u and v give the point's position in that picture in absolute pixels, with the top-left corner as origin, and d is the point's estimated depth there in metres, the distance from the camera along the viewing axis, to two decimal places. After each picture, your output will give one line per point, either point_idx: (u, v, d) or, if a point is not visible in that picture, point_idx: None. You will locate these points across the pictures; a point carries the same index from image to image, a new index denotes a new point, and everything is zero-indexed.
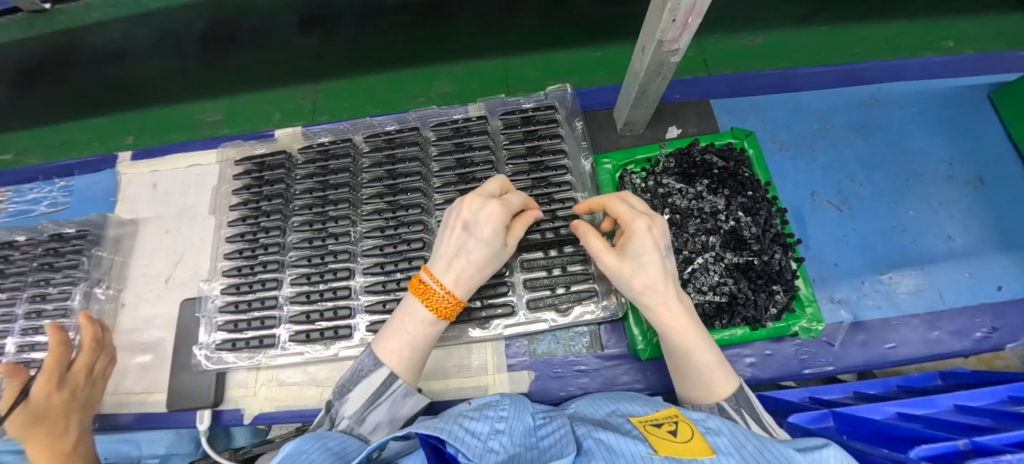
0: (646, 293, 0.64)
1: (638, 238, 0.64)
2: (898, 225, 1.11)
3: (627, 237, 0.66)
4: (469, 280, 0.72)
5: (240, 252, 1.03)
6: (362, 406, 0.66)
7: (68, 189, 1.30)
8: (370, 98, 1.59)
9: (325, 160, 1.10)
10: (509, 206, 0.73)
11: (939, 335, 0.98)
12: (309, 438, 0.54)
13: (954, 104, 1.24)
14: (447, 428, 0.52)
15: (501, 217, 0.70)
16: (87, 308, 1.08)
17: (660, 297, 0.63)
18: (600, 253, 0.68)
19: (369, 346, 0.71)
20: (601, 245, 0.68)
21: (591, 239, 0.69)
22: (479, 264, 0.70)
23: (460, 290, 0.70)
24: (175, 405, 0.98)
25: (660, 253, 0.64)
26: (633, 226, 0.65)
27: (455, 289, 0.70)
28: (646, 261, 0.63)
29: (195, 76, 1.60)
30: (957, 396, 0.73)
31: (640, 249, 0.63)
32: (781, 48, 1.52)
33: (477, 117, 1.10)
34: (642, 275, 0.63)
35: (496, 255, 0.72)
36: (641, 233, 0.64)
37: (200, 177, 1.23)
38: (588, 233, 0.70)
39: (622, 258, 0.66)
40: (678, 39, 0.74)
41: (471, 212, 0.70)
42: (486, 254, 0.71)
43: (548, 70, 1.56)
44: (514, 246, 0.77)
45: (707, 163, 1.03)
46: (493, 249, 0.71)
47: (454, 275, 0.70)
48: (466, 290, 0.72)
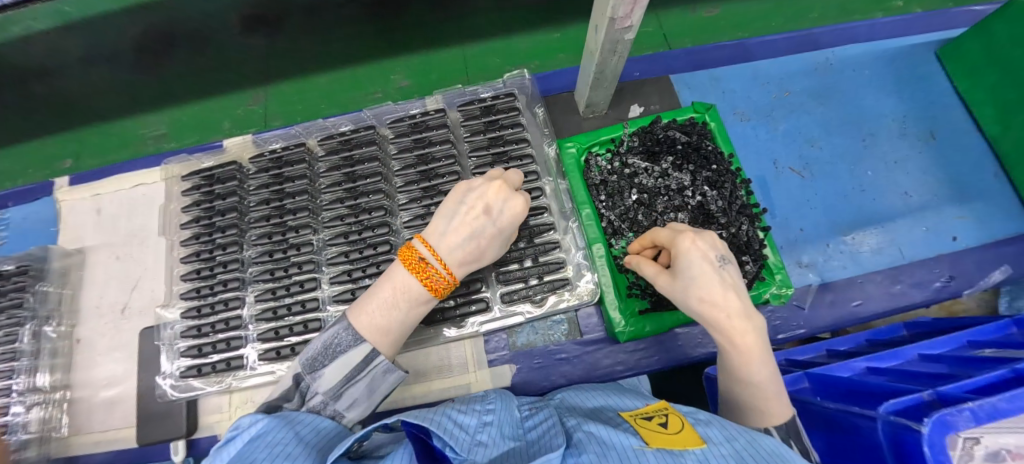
0: (705, 311, 0.58)
1: (686, 253, 0.62)
2: (858, 186, 1.14)
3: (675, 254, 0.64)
4: (467, 265, 0.74)
5: (198, 273, 0.98)
6: (339, 382, 0.63)
7: (3, 222, 1.21)
8: (325, 99, 1.50)
9: (278, 168, 1.04)
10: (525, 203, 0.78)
11: (901, 289, 1.02)
12: (279, 425, 0.49)
13: (903, 62, 1.27)
14: (435, 419, 0.51)
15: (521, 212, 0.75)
16: (37, 349, 1.01)
17: (719, 312, 0.57)
18: (655, 276, 0.70)
19: (347, 319, 0.67)
20: (653, 267, 0.70)
21: (645, 265, 0.71)
22: (482, 251, 0.73)
23: (457, 273, 0.72)
24: (145, 439, 0.93)
25: (713, 266, 0.59)
26: (679, 241, 0.63)
27: (456, 273, 0.72)
28: (698, 275, 0.59)
29: (133, 90, 1.49)
30: (922, 345, 0.76)
31: (689, 263, 0.61)
32: (738, 19, 1.52)
33: (435, 110, 1.06)
34: (695, 291, 0.59)
35: (497, 247, 0.76)
36: (687, 246, 0.62)
37: (147, 197, 1.16)
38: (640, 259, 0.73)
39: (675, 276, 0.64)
40: (629, 15, 0.72)
41: (499, 200, 0.72)
42: (492, 246, 0.75)
43: (508, 56, 1.52)
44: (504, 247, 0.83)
45: (670, 138, 1.02)
46: (500, 239, 0.75)
47: (458, 259, 0.71)
48: (462, 273, 0.74)
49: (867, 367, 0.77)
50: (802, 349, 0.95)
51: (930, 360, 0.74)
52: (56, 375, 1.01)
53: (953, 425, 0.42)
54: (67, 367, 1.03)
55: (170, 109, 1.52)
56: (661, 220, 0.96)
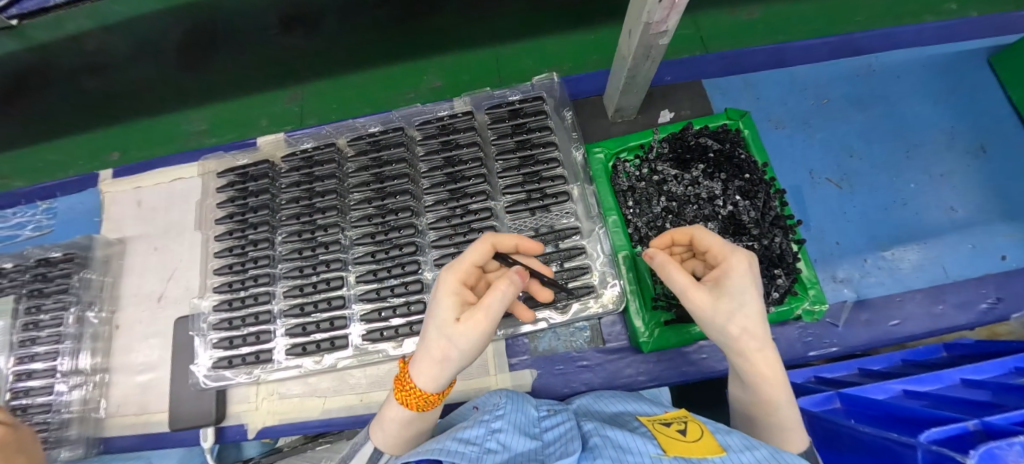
0: (740, 342, 0.54)
1: (739, 274, 0.56)
2: (899, 199, 1.09)
3: (724, 273, 0.57)
4: (426, 364, 0.53)
5: (230, 267, 1.01)
6: None
7: (52, 211, 1.27)
8: (359, 98, 1.52)
9: (309, 167, 1.07)
10: (456, 270, 0.59)
11: (943, 309, 0.97)
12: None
13: (953, 71, 1.21)
14: (439, 447, 0.50)
15: (444, 280, 0.58)
16: (81, 333, 1.06)
17: (758, 344, 0.53)
18: (685, 288, 0.57)
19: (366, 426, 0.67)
20: (687, 278, 0.57)
21: (673, 272, 0.59)
22: (426, 343, 0.55)
23: (416, 372, 0.55)
24: (177, 425, 0.97)
25: (760, 296, 0.55)
26: (734, 260, 0.57)
27: (415, 374, 0.55)
28: (749, 302, 0.54)
29: (174, 86, 1.55)
30: (966, 370, 0.71)
31: (744, 288, 0.55)
32: (776, 22, 1.47)
33: (463, 113, 1.06)
34: (741, 319, 0.54)
35: (438, 333, 0.53)
36: (743, 270, 0.56)
37: (185, 190, 1.20)
38: (667, 265, 0.59)
39: (719, 296, 0.55)
40: (666, 20, 0.70)
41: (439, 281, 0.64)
42: (432, 335, 0.54)
43: (540, 57, 1.50)
44: (483, 323, 0.52)
45: (701, 146, 1.00)
46: (437, 323, 0.54)
47: (414, 356, 0.56)
48: (428, 379, 0.54)
49: (903, 390, 0.73)
50: (832, 366, 0.91)
51: (973, 386, 0.70)
52: (96, 358, 1.06)
53: (1000, 458, 0.38)
54: (107, 351, 1.08)
55: (213, 104, 1.55)
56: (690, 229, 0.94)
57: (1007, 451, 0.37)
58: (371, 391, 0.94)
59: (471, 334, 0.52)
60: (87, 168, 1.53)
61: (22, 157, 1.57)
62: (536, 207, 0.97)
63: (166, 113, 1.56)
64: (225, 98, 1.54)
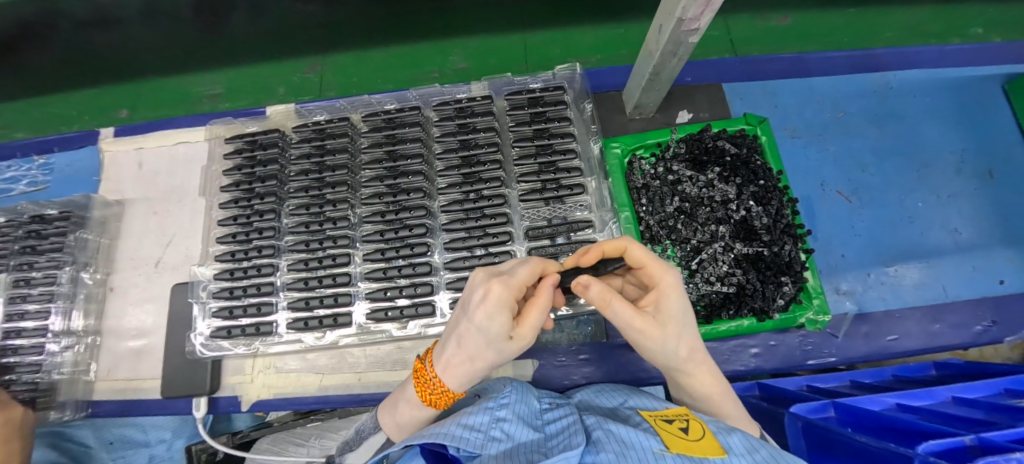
0: (689, 362, 0.54)
1: (677, 294, 0.51)
2: (905, 217, 1.10)
3: (662, 296, 0.52)
4: (462, 366, 0.56)
5: (234, 236, 0.99)
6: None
7: (48, 167, 1.23)
8: (381, 73, 1.51)
9: (321, 139, 1.05)
10: (511, 283, 0.53)
11: (941, 328, 0.99)
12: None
13: (967, 94, 1.22)
14: (444, 430, 0.50)
15: (498, 299, 0.51)
16: (73, 294, 1.03)
17: (700, 358, 0.55)
18: (627, 320, 0.51)
19: (377, 412, 0.71)
20: (629, 308, 0.51)
21: (615, 304, 0.52)
22: (470, 352, 0.55)
23: (450, 375, 0.57)
24: (168, 392, 0.96)
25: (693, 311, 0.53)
26: (666, 279, 0.52)
27: (445, 377, 0.58)
28: (688, 322, 0.52)
29: (181, 48, 1.52)
30: (957, 388, 0.73)
31: (683, 308, 0.51)
32: (799, 32, 1.47)
33: (481, 96, 1.04)
34: (685, 337, 0.52)
35: (487, 349, 0.54)
36: (681, 286, 0.52)
37: (189, 155, 1.17)
38: (608, 296, 0.52)
39: (664, 323, 0.51)
40: (699, 17, 0.69)
41: (471, 285, 0.55)
42: (476, 346, 0.54)
43: (568, 47, 1.49)
44: (526, 337, 0.55)
45: (719, 149, 0.99)
46: (485, 337, 0.53)
47: (445, 355, 0.57)
48: (460, 380, 0.58)
49: (897, 403, 0.74)
50: (825, 376, 0.93)
51: (964, 404, 0.71)
52: (89, 320, 1.04)
53: None
54: (99, 314, 1.06)
55: (232, 69, 1.52)
56: (701, 231, 0.95)
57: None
58: (370, 371, 0.94)
59: (514, 347, 0.56)
60: (97, 124, 1.53)
61: (28, 105, 1.54)
62: (551, 197, 0.96)
63: (184, 73, 1.54)
64: (241, 63, 1.52)
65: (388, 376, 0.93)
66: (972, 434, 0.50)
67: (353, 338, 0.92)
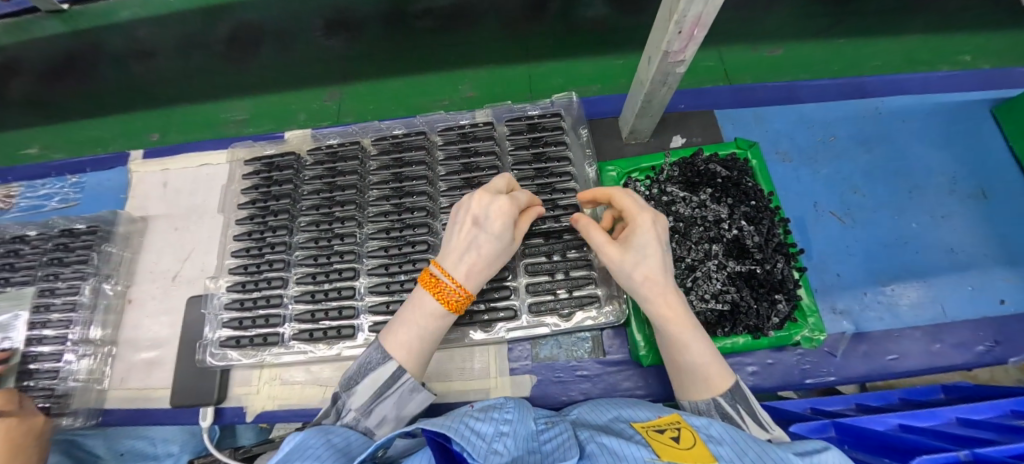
0: (648, 287, 0.65)
1: (643, 230, 0.66)
2: (899, 236, 1.11)
3: (631, 230, 0.68)
4: (479, 275, 0.72)
5: (247, 251, 1.04)
6: (369, 399, 0.63)
7: (79, 185, 1.32)
8: (395, 100, 1.61)
9: (333, 162, 1.12)
10: (518, 202, 0.73)
11: (941, 348, 0.98)
12: (314, 437, 0.50)
13: (956, 119, 1.25)
14: (454, 427, 0.53)
15: (510, 214, 0.70)
16: (95, 304, 1.09)
17: (660, 289, 0.65)
18: (601, 247, 0.69)
19: (377, 341, 0.69)
20: (603, 237, 0.69)
21: (593, 233, 0.71)
22: (489, 259, 0.71)
23: (471, 284, 0.71)
24: (179, 401, 0.99)
25: (662, 249, 0.66)
26: (637, 220, 0.67)
27: (465, 282, 0.70)
28: (649, 253, 0.65)
29: (205, 78, 1.63)
30: (962, 409, 0.73)
31: (646, 241, 0.65)
32: (791, 61, 1.54)
33: (484, 123, 1.11)
34: (644, 267, 0.65)
35: (502, 250, 0.72)
36: (648, 226, 0.66)
37: (211, 176, 1.25)
38: (589, 228, 0.72)
39: (626, 251, 0.66)
40: (684, 50, 0.75)
41: (482, 207, 0.69)
42: (494, 255, 0.71)
43: (570, 76, 1.58)
44: (520, 241, 0.79)
45: (710, 172, 1.04)
46: (501, 245, 0.71)
47: (463, 270, 0.70)
48: (476, 285, 0.72)
49: (900, 424, 0.75)
50: (827, 398, 0.92)
51: (968, 425, 0.71)
52: (106, 331, 1.09)
53: None
54: (116, 325, 1.11)
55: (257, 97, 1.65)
56: (694, 250, 0.98)
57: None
58: None
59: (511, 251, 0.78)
60: (131, 145, 1.64)
61: (73, 127, 1.67)
62: (547, 216, 1.00)
63: (213, 101, 1.66)
64: (266, 90, 1.65)
65: None
66: (966, 450, 0.52)
67: (356, 350, 0.95)
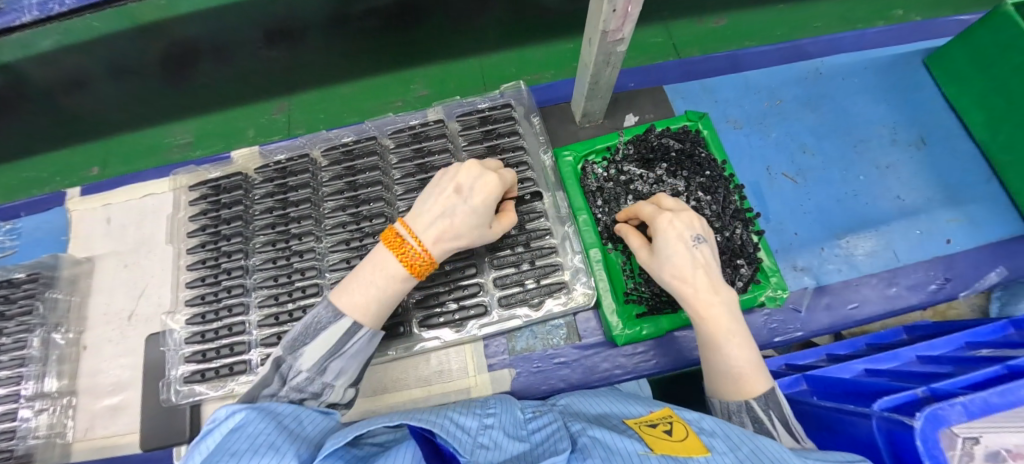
0: (676, 286, 0.66)
1: (660, 232, 0.70)
2: (850, 190, 1.16)
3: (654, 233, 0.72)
4: (446, 245, 0.70)
5: (203, 279, 1.01)
6: (323, 356, 0.63)
7: (15, 232, 1.24)
8: (347, 107, 1.59)
9: (283, 178, 1.08)
10: (505, 181, 0.76)
11: (897, 291, 1.03)
12: (259, 417, 0.48)
13: (892, 71, 1.30)
14: (438, 421, 0.51)
15: (494, 188, 0.72)
16: (45, 355, 1.03)
17: (690, 286, 0.65)
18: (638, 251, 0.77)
19: (328, 298, 0.66)
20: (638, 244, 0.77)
21: (631, 241, 0.79)
22: (460, 229, 0.70)
23: (436, 254, 0.69)
24: (149, 444, 0.94)
25: (685, 246, 0.67)
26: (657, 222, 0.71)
27: (434, 247, 0.69)
28: (672, 254, 0.67)
29: (141, 105, 1.54)
30: (919, 347, 0.77)
31: (665, 242, 0.69)
32: (736, 30, 1.57)
33: (434, 121, 1.10)
34: (667, 268, 0.68)
35: (477, 229, 0.73)
36: (666, 227, 0.70)
37: (156, 206, 1.19)
38: (629, 234, 0.80)
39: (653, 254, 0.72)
40: (621, 29, 0.75)
41: (468, 177, 0.71)
42: (470, 225, 0.71)
43: (523, 65, 1.58)
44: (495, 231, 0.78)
45: (664, 146, 1.05)
46: (477, 219, 0.72)
47: (438, 236, 0.69)
48: (440, 254, 0.70)
49: (865, 369, 0.78)
50: (801, 353, 0.96)
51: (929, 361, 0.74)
52: (62, 381, 1.03)
53: (945, 420, 0.42)
54: (73, 373, 1.05)
55: (203, 117, 1.62)
56: None
57: (948, 410, 0.42)
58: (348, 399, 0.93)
59: (488, 237, 0.77)
60: (70, 183, 1.58)
61: (6, 172, 1.60)
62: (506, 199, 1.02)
63: (154, 126, 1.62)
64: (213, 109, 1.61)
65: (369, 402, 0.93)
66: (924, 386, 0.53)
67: None
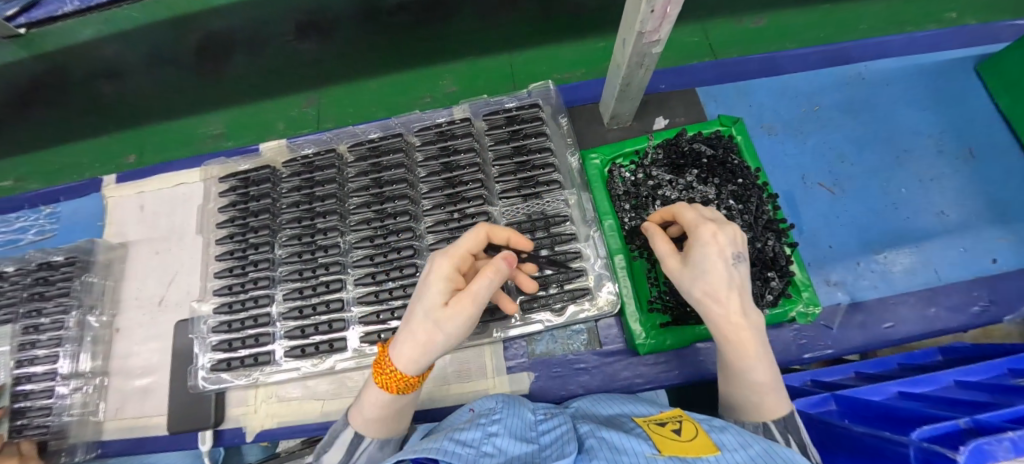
0: (705, 305, 0.56)
1: (699, 244, 0.56)
2: (890, 203, 1.10)
3: (691, 241, 0.59)
4: (404, 345, 0.52)
5: (230, 270, 1.03)
6: None
7: (55, 216, 1.29)
8: (377, 101, 1.58)
9: (310, 172, 1.09)
10: (456, 254, 0.57)
11: (936, 312, 0.98)
12: None
13: (940, 79, 1.23)
14: (436, 446, 0.50)
15: (431, 269, 0.55)
16: (81, 336, 1.07)
17: (724, 309, 0.54)
18: (666, 256, 0.64)
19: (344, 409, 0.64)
20: (668, 248, 0.64)
21: (658, 242, 0.66)
22: (407, 325, 0.53)
23: (393, 358, 0.53)
24: (175, 428, 0.97)
25: (725, 263, 0.54)
26: (698, 231, 0.58)
27: (393, 355, 0.54)
28: (708, 268, 0.54)
29: (174, 95, 1.59)
30: (958, 372, 0.72)
31: (705, 256, 0.55)
32: (774, 31, 1.51)
33: (461, 119, 1.09)
34: (704, 285, 0.55)
35: (425, 317, 0.52)
36: (708, 238, 0.56)
37: (187, 195, 1.22)
38: (655, 235, 0.67)
39: (687, 264, 0.59)
40: (658, 29, 0.72)
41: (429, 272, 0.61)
42: (417, 318, 0.53)
43: (554, 63, 1.55)
44: (463, 309, 0.50)
45: (695, 151, 1.02)
46: (422, 308, 0.52)
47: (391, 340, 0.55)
48: (401, 359, 0.52)
49: (899, 392, 0.74)
50: (828, 369, 0.92)
51: (968, 387, 0.70)
52: (97, 362, 1.07)
53: (991, 455, 0.40)
54: (107, 354, 1.09)
55: (235, 109, 1.62)
56: None
57: (997, 446, 0.40)
58: None
59: (450, 323, 0.51)
60: (108, 170, 1.62)
61: (45, 158, 1.65)
62: (529, 194, 1.01)
63: (189, 116, 1.64)
64: (246, 101, 1.61)
65: None
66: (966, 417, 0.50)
67: (350, 362, 0.94)
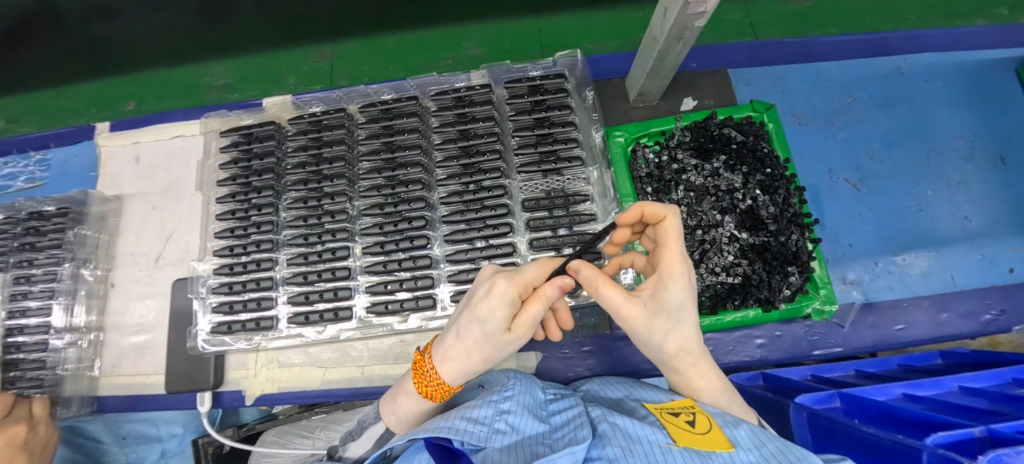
0: (676, 352, 0.50)
1: (678, 289, 0.44)
2: (915, 205, 1.07)
3: (658, 285, 0.45)
4: (459, 359, 0.52)
5: (231, 231, 0.98)
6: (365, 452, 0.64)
7: (45, 163, 1.23)
8: (393, 59, 1.49)
9: (317, 131, 1.03)
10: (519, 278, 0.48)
11: (948, 317, 0.97)
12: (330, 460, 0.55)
13: (979, 78, 1.18)
14: (448, 424, 0.48)
15: (497, 292, 0.46)
16: (75, 290, 1.03)
17: (691, 360, 0.51)
18: (617, 306, 0.48)
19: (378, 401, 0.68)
20: (620, 295, 0.48)
21: (605, 288, 0.48)
22: (465, 344, 0.51)
23: (445, 368, 0.53)
24: (173, 388, 0.95)
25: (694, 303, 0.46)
26: (672, 271, 0.44)
27: (441, 370, 0.54)
28: (683, 317, 0.46)
29: (171, 43, 1.51)
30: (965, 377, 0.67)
31: (682, 301, 0.45)
32: (814, 14, 1.43)
33: (480, 85, 1.02)
34: (675, 333, 0.48)
35: (484, 341, 0.49)
36: (687, 282, 0.44)
37: (186, 149, 1.16)
38: (596, 281, 0.48)
39: (654, 313, 0.46)
40: (706, 1, 0.64)
41: (480, 280, 0.53)
42: (473, 340, 0.50)
43: (585, 32, 1.46)
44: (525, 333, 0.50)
45: (725, 137, 0.97)
46: (483, 333, 0.49)
47: (439, 351, 0.54)
48: (454, 369, 0.53)
49: (904, 393, 0.69)
50: (829, 366, 0.91)
51: (972, 394, 0.65)
52: (91, 317, 1.04)
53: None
54: (101, 309, 1.06)
55: (241, 58, 1.52)
56: (704, 220, 0.93)
57: (1016, 458, 0.36)
58: (372, 364, 0.94)
59: (512, 341, 0.50)
60: (104, 116, 1.53)
61: (33, 98, 1.54)
62: (549, 170, 0.96)
63: (193, 63, 1.53)
64: (251, 49, 1.51)
65: (392, 369, 0.93)
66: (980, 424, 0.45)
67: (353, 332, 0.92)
